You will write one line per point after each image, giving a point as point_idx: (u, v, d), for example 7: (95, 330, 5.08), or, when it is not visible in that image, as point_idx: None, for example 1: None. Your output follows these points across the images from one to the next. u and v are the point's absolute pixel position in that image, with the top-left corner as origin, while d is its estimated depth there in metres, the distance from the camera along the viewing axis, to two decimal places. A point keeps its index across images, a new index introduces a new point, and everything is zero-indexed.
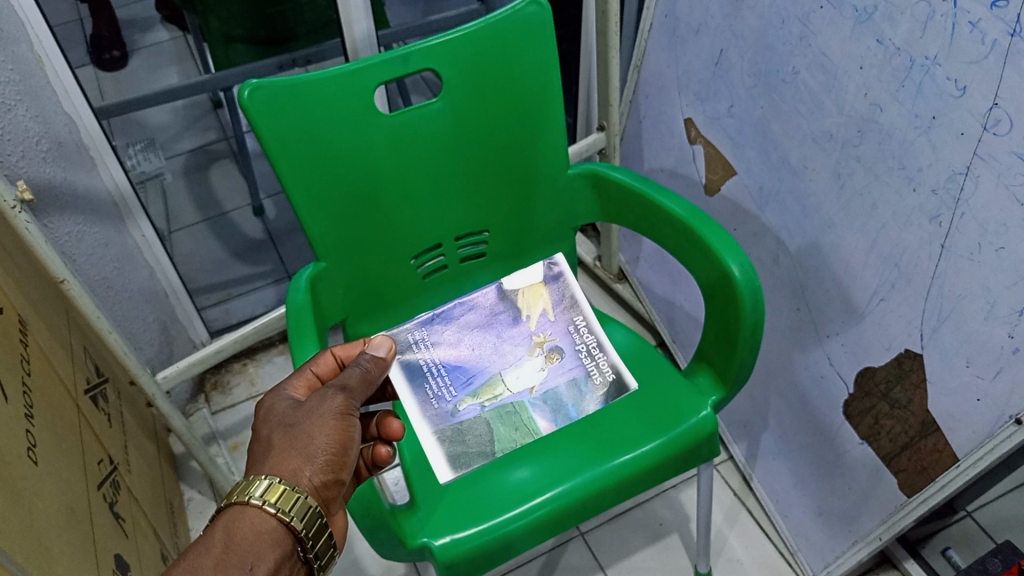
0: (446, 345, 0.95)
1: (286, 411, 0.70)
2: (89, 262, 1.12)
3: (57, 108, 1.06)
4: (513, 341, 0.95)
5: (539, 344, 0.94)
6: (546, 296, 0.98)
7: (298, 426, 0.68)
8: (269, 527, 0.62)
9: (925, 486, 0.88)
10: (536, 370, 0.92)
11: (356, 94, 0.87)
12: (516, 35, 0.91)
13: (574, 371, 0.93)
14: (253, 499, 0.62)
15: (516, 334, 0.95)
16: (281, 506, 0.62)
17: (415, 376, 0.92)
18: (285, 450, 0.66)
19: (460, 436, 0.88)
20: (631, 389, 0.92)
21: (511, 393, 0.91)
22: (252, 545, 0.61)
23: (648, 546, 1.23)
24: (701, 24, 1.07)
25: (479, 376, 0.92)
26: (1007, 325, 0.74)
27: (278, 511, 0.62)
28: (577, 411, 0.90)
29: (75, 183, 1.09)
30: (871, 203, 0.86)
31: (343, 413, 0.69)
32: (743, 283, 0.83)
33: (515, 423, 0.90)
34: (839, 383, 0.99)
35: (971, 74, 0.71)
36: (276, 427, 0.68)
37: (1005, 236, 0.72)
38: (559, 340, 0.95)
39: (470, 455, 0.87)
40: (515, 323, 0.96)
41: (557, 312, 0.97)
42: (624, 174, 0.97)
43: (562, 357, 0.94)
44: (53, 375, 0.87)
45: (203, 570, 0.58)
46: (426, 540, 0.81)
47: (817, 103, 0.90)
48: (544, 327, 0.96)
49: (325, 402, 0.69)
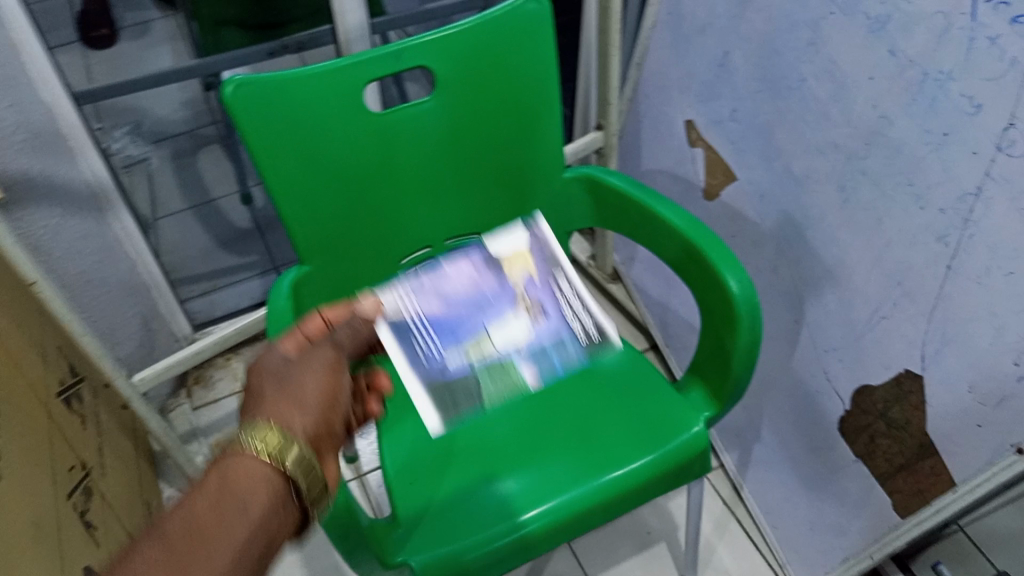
0: (428, 293, 0.81)
1: (277, 366, 0.66)
2: (65, 256, 1.09)
3: (34, 96, 1.02)
4: (498, 296, 0.82)
5: (524, 300, 0.82)
6: (530, 258, 0.86)
7: (290, 378, 0.64)
8: (265, 472, 0.57)
9: (919, 508, 0.86)
10: (519, 325, 0.80)
11: (345, 92, 0.83)
12: (512, 32, 0.87)
13: (560, 328, 0.81)
14: (248, 443, 0.58)
15: (502, 290, 0.82)
16: (277, 450, 0.58)
17: (396, 327, 0.79)
18: (278, 398, 0.62)
19: (449, 390, 0.76)
20: (616, 349, 0.81)
21: (499, 349, 0.78)
22: (248, 490, 0.56)
23: (635, 555, 1.21)
24: (706, 24, 1.03)
25: (467, 330, 0.79)
26: (1013, 352, 0.71)
27: (274, 454, 0.57)
28: (564, 364, 0.78)
29: (51, 174, 1.05)
30: (877, 219, 0.83)
31: (333, 365, 0.67)
32: (741, 299, 0.80)
33: (504, 379, 0.77)
34: (835, 400, 0.96)
35: (988, 92, 0.68)
36: (267, 380, 0.64)
37: (1014, 262, 0.69)
38: (541, 293, 0.83)
39: (460, 404, 0.76)
40: (500, 282, 0.83)
41: (542, 274, 0.85)
42: (622, 180, 0.94)
43: (547, 313, 0.81)
44: (23, 380, 0.83)
45: (197, 517, 0.54)
46: (406, 558, 0.78)
47: (824, 113, 0.87)
48: (531, 288, 0.83)
49: (314, 356, 0.67)
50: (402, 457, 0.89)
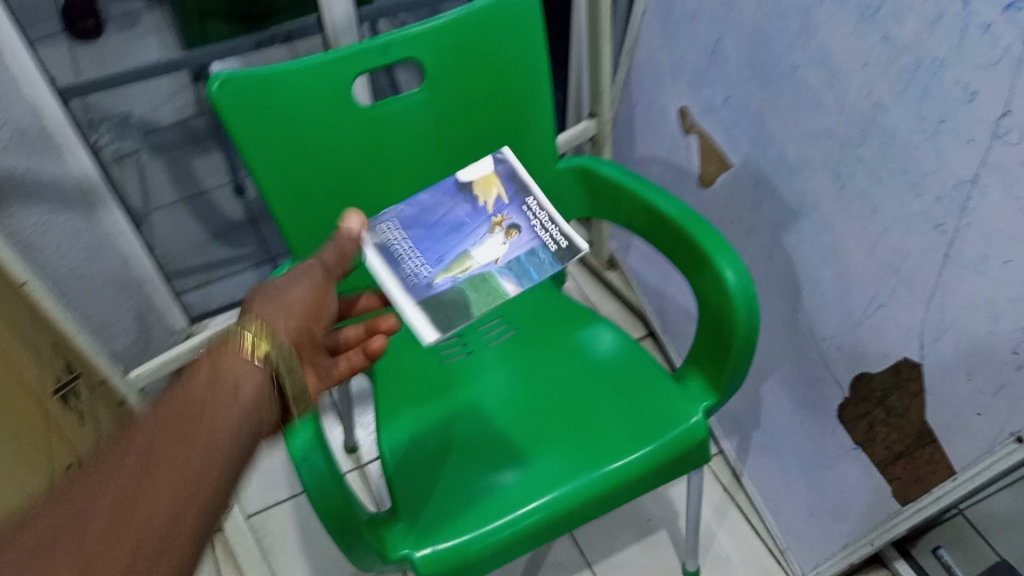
0: (411, 223, 0.86)
1: (268, 283, 0.72)
2: (56, 254, 1.08)
3: (18, 94, 1.01)
4: (472, 219, 0.85)
5: (495, 221, 0.84)
6: (500, 183, 0.87)
7: (275, 289, 0.71)
8: (250, 363, 0.62)
9: (919, 495, 0.87)
10: (492, 240, 0.83)
11: (333, 86, 0.82)
12: (501, 22, 0.86)
13: (531, 242, 0.82)
14: (234, 339, 0.63)
15: (475, 213, 0.85)
16: (263, 344, 0.63)
17: (387, 257, 0.83)
18: (268, 305, 0.68)
19: (439, 305, 0.78)
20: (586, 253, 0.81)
21: (479, 265, 0.81)
22: (236, 375, 0.61)
23: (636, 543, 1.21)
24: (697, 11, 1.02)
25: (448, 251, 0.83)
26: (1011, 340, 0.71)
27: (260, 348, 0.63)
28: (539, 274, 0.80)
29: (38, 172, 1.04)
30: (873, 207, 0.83)
31: (320, 279, 0.73)
32: (737, 291, 0.80)
33: (487, 290, 0.79)
34: (833, 387, 0.96)
35: (982, 80, 0.67)
36: (258, 294, 0.70)
37: (1011, 250, 0.69)
38: (510, 212, 0.85)
39: (453, 318, 0.77)
40: (473, 208, 0.86)
41: (512, 194, 0.87)
42: (615, 170, 0.93)
43: (517, 226, 0.84)
44: (17, 380, 0.83)
45: (193, 391, 0.59)
46: (406, 552, 0.78)
47: (817, 101, 0.86)
48: (502, 208, 0.85)
49: (302, 274, 0.73)
50: (401, 450, 0.88)
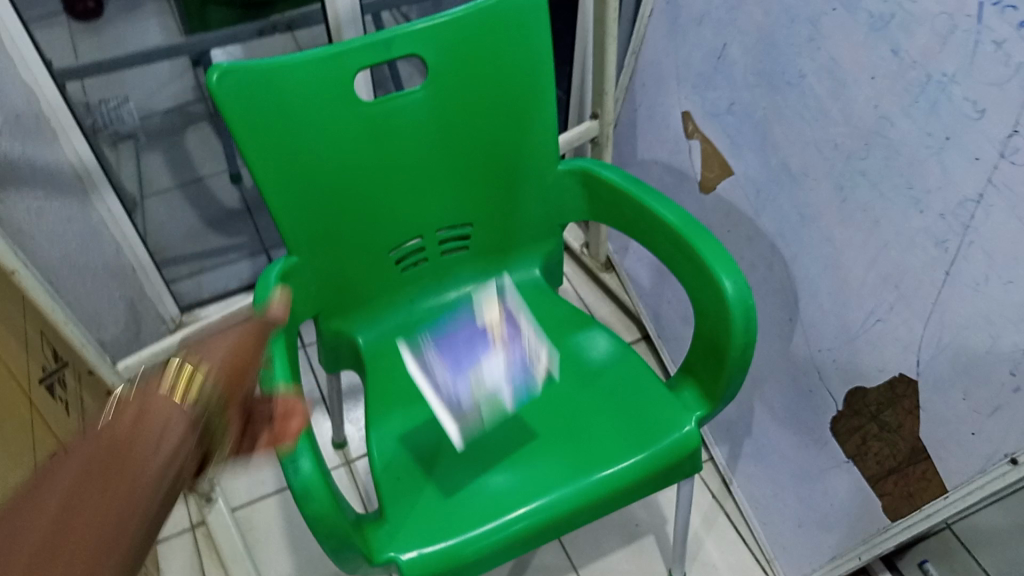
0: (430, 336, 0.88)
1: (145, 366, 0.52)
2: (51, 240, 1.07)
3: (14, 76, 1.00)
4: (477, 330, 0.88)
5: (497, 338, 0.86)
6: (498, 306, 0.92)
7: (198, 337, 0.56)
8: (160, 413, 0.47)
9: (909, 511, 0.86)
10: (498, 354, 0.84)
11: (335, 80, 0.82)
12: (506, 22, 0.86)
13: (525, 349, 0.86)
14: (135, 387, 0.48)
15: (477, 326, 0.88)
16: (182, 387, 0.48)
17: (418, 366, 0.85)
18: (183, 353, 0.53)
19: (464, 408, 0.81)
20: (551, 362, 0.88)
21: (493, 367, 0.83)
22: (131, 436, 0.45)
23: (623, 547, 1.21)
24: (704, 14, 1.01)
25: (467, 356, 0.84)
26: (1010, 361, 0.70)
27: (176, 391, 0.48)
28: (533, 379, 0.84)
29: (34, 156, 1.03)
30: (874, 220, 0.82)
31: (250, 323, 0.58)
32: (736, 301, 0.79)
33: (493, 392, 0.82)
34: (827, 399, 0.96)
35: (992, 97, 0.67)
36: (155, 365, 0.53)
37: (1014, 270, 0.68)
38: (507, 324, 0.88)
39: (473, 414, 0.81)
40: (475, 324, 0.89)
41: (508, 313, 0.90)
42: (617, 174, 0.92)
43: (515, 344, 0.85)
44: (6, 368, 0.82)
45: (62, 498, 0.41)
46: (392, 555, 0.77)
47: (822, 111, 0.86)
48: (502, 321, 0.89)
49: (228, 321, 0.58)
50: (391, 451, 0.87)
